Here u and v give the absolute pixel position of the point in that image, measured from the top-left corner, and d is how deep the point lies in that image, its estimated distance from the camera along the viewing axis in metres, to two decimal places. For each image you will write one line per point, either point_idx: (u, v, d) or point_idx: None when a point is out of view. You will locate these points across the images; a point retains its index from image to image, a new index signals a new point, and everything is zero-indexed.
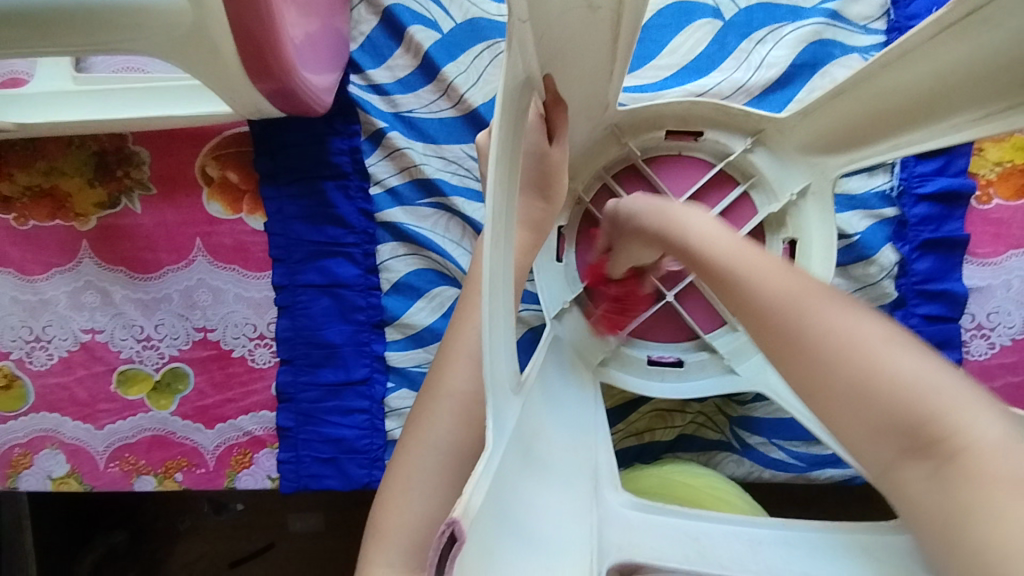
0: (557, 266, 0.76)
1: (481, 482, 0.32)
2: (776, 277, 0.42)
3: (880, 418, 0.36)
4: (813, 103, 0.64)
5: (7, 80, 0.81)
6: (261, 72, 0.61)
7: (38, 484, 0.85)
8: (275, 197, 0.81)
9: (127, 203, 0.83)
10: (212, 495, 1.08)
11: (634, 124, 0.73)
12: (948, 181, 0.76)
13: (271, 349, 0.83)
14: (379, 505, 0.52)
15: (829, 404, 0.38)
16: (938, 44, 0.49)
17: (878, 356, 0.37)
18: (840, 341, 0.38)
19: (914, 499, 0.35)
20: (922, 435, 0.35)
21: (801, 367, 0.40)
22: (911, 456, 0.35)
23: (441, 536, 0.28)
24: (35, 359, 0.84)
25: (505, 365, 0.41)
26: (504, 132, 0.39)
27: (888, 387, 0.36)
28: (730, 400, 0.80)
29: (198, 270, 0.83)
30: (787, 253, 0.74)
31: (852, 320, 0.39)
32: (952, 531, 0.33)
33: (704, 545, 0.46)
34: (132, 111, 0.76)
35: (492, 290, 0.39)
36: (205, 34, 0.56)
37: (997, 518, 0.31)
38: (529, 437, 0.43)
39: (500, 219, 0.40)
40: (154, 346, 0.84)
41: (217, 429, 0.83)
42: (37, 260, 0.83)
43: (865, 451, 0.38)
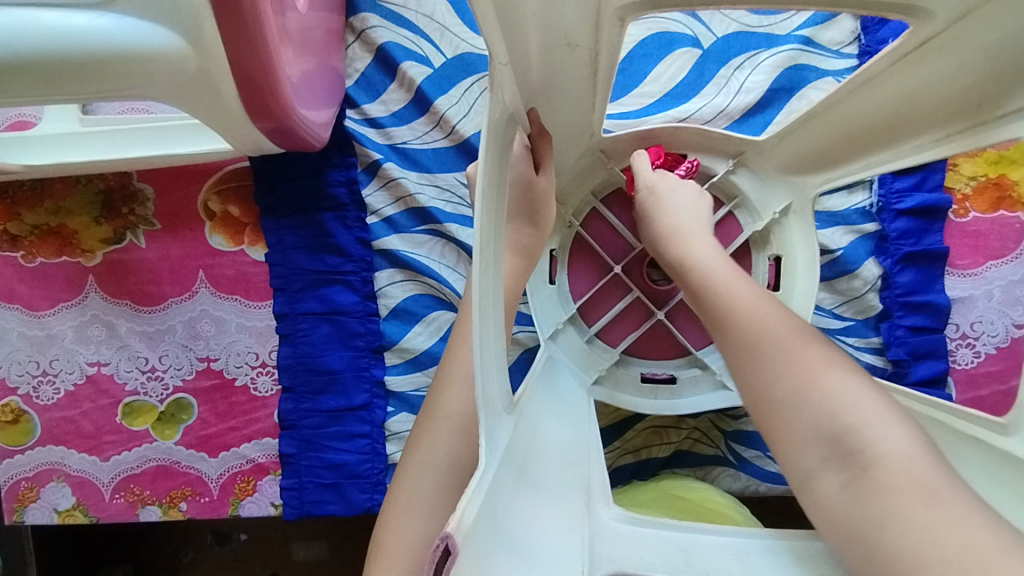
0: (550, 289, 0.78)
1: (473, 500, 0.34)
2: (759, 311, 0.51)
3: (805, 425, 0.44)
4: (790, 127, 0.67)
5: (17, 125, 0.84)
6: (260, 110, 0.64)
7: (45, 517, 0.86)
8: (275, 229, 0.83)
9: (132, 238, 0.85)
10: (216, 526, 1.09)
11: (620, 150, 0.75)
12: (925, 196, 0.79)
13: (273, 377, 0.85)
14: (380, 528, 0.53)
15: (777, 419, 0.46)
16: (900, 68, 0.51)
17: (815, 376, 0.45)
18: (793, 367, 0.46)
19: (829, 508, 0.42)
20: (841, 445, 0.42)
21: (771, 395, 0.46)
22: (834, 465, 0.42)
23: (436, 550, 0.30)
24: (42, 393, 0.86)
25: (497, 386, 0.43)
26: (490, 165, 0.41)
27: (824, 398, 0.44)
28: (723, 415, 0.82)
29: (201, 301, 0.85)
30: (773, 269, 0.76)
31: (797, 342, 0.48)
32: (868, 536, 0.39)
33: (693, 554, 0.47)
34: (135, 150, 0.79)
35: (483, 314, 0.41)
36: (208, 77, 0.59)
37: (904, 524, 0.38)
38: (522, 456, 0.45)
39: (489, 244, 0.42)
40: (158, 377, 0.86)
41: (222, 457, 0.85)
42: (44, 297, 0.85)
43: (793, 462, 0.45)
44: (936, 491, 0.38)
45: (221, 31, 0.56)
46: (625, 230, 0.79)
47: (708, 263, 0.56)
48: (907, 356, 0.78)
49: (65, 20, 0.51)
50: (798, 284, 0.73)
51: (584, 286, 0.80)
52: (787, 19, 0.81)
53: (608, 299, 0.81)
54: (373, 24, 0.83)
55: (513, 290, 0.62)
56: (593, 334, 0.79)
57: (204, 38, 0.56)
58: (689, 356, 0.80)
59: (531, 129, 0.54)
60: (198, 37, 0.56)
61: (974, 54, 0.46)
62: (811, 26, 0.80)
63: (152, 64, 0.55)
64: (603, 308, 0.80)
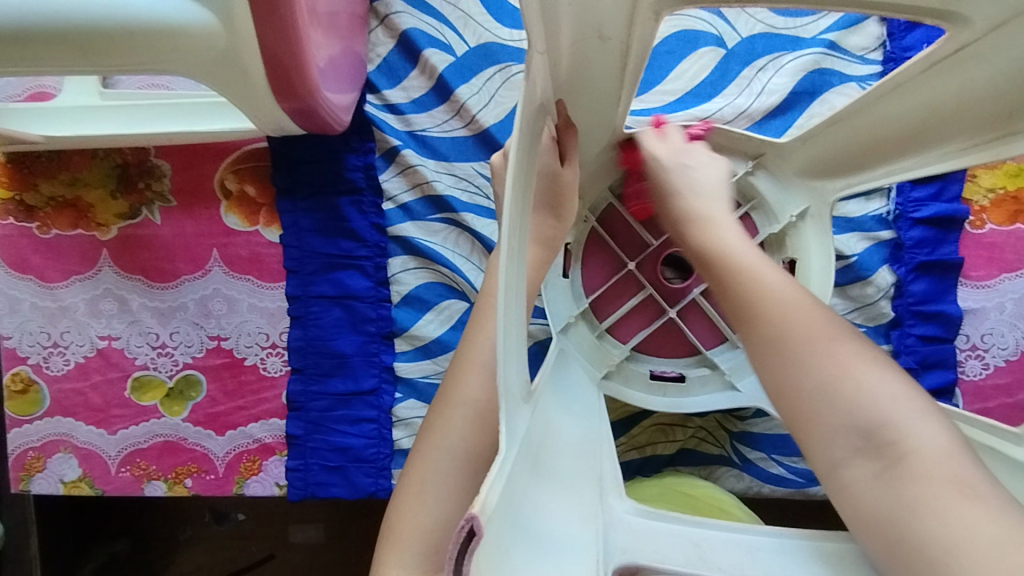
0: (563, 281, 0.79)
1: (495, 484, 0.34)
2: (783, 300, 0.50)
3: (835, 416, 0.45)
4: (814, 129, 0.67)
5: (35, 94, 0.83)
6: (285, 91, 0.63)
7: (51, 488, 0.87)
8: (291, 211, 0.83)
9: (147, 214, 0.85)
10: (215, 505, 1.09)
11: None
12: (943, 206, 0.78)
13: (283, 358, 0.85)
14: (391, 511, 0.53)
15: (806, 410, 0.46)
16: (932, 76, 0.51)
17: (853, 369, 0.46)
18: (826, 361, 0.46)
19: (858, 493, 0.44)
20: (876, 437, 0.44)
21: (805, 389, 0.46)
22: (866, 454, 0.44)
23: (461, 532, 0.30)
24: (52, 364, 0.86)
25: (516, 375, 0.43)
26: (521, 153, 0.41)
27: (860, 398, 0.45)
28: (730, 416, 0.83)
29: (214, 280, 0.85)
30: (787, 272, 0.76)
31: (806, 313, 0.49)
32: (897, 522, 0.42)
33: (705, 549, 0.48)
34: (156, 126, 0.78)
35: (506, 303, 0.41)
36: (235, 56, 0.58)
37: (937, 510, 0.40)
38: (537, 446, 0.45)
39: (515, 234, 0.42)
40: (169, 353, 0.86)
41: (228, 436, 0.85)
42: (58, 269, 0.86)
43: (820, 450, 0.46)
44: (969, 483, 0.41)
45: (252, 8, 0.55)
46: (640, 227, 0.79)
47: (737, 277, 0.51)
48: (917, 365, 0.78)
49: None
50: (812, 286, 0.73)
51: (596, 283, 0.81)
52: (813, 22, 0.81)
53: (620, 294, 0.81)
54: (397, 10, 0.83)
55: (532, 281, 0.62)
56: (604, 329, 0.79)
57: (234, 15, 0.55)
58: (699, 357, 0.80)
59: (558, 121, 0.55)
60: (229, 14, 0.55)
61: (1006, 66, 0.46)
62: (836, 30, 0.80)
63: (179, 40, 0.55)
64: (615, 305, 0.81)
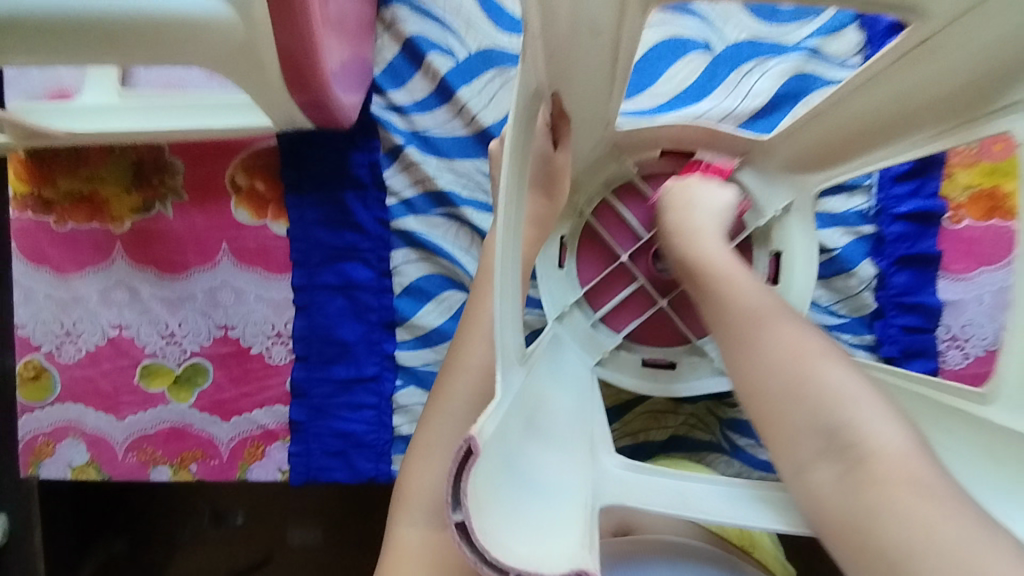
0: (559, 272, 0.82)
1: (494, 416, 0.39)
2: (755, 306, 0.58)
3: (800, 415, 0.51)
4: (792, 126, 0.70)
5: (56, 93, 0.87)
6: (298, 84, 0.66)
7: (59, 472, 0.90)
8: (298, 205, 0.87)
9: (160, 208, 0.89)
10: (214, 506, 1.11)
11: (633, 144, 0.78)
12: (921, 202, 0.81)
13: (288, 347, 0.88)
14: (403, 474, 0.59)
15: (774, 412, 0.52)
16: (899, 68, 0.55)
17: (815, 373, 0.51)
18: (792, 364, 0.52)
19: (823, 498, 0.48)
20: (837, 438, 0.49)
21: (773, 392, 0.52)
22: (828, 457, 0.49)
23: (460, 449, 0.35)
24: (64, 352, 0.89)
25: (514, 339, 0.47)
26: (517, 136, 0.45)
27: (828, 399, 0.50)
28: (720, 403, 0.85)
29: (223, 271, 0.88)
30: (773, 263, 0.79)
31: (779, 321, 0.56)
32: (862, 526, 0.45)
33: (689, 500, 0.53)
34: (173, 122, 0.82)
35: (504, 275, 0.44)
36: (253, 50, 0.62)
37: (899, 510, 0.43)
38: (533, 404, 0.50)
39: (511, 209, 0.45)
40: (177, 342, 0.89)
41: (233, 422, 0.88)
42: (74, 260, 0.89)
43: (789, 453, 0.51)
44: (927, 483, 0.44)
45: (270, 6, 0.58)
46: (633, 221, 0.83)
47: (720, 284, 0.61)
48: (899, 353, 0.82)
49: None
50: (796, 275, 0.77)
51: (590, 274, 0.84)
52: (795, 30, 0.85)
53: (614, 285, 0.84)
54: (403, 16, 0.87)
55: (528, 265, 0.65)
56: (598, 318, 0.82)
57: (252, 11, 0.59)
58: (690, 346, 0.83)
59: (553, 109, 0.60)
60: (249, 10, 0.58)
61: (968, 56, 0.50)
62: (818, 37, 0.85)
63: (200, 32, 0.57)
64: (608, 295, 0.84)
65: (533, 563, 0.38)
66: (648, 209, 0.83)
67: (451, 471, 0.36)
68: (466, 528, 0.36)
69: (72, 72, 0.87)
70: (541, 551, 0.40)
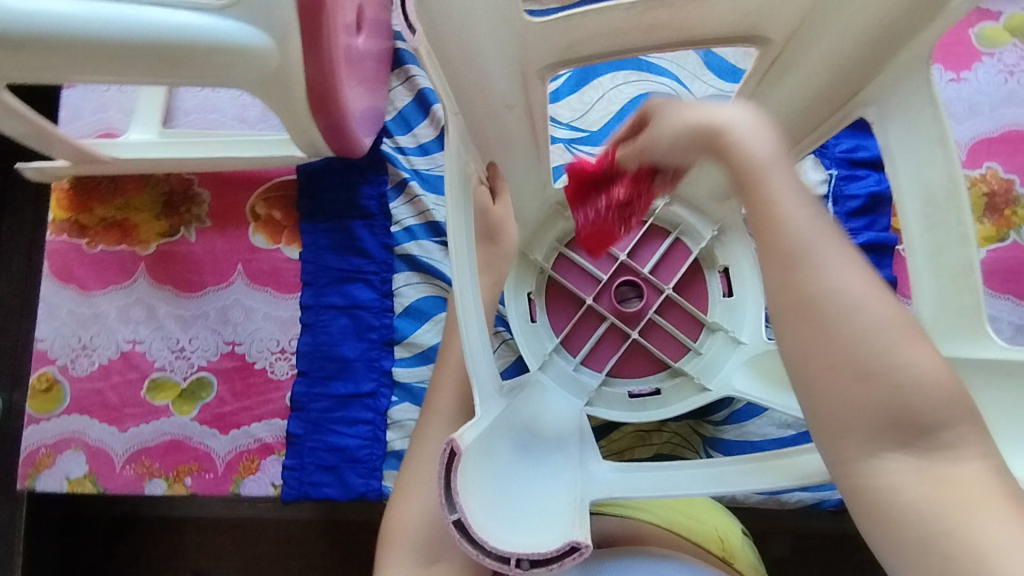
0: (530, 326, 0.88)
1: (471, 430, 0.54)
2: (802, 231, 0.45)
3: (877, 400, 0.43)
4: (700, 158, 0.82)
5: (103, 133, 0.98)
6: (321, 108, 0.78)
7: (55, 485, 0.91)
8: (311, 231, 0.95)
9: (184, 233, 0.97)
10: (197, 568, 1.09)
11: (570, 199, 0.89)
12: (874, 235, 0.88)
13: (291, 362, 0.93)
14: (390, 517, 0.68)
15: (843, 390, 0.43)
16: (769, 83, 0.68)
17: (902, 356, 0.43)
18: (871, 334, 0.43)
19: (898, 496, 0.43)
20: (910, 425, 0.43)
21: (846, 364, 0.43)
22: (902, 447, 0.43)
23: (445, 452, 0.50)
24: (77, 365, 0.94)
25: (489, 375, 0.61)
26: (455, 194, 0.56)
27: (908, 387, 0.43)
28: (702, 420, 0.90)
29: (235, 291, 0.95)
30: (724, 279, 0.88)
31: (849, 271, 0.44)
32: (937, 532, 0.41)
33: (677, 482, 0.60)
34: (204, 154, 0.92)
35: (466, 298, 0.56)
36: (285, 75, 0.71)
37: (987, 529, 0.40)
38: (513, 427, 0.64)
39: (461, 250, 0.57)
40: (186, 357, 0.94)
41: (231, 435, 0.91)
42: (98, 279, 0.96)
43: (854, 440, 0.44)
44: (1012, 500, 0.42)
45: (302, 39, 0.69)
46: (590, 266, 0.89)
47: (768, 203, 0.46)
48: None
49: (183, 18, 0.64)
50: (748, 289, 0.86)
51: (563, 323, 0.89)
52: None
53: (588, 330, 0.89)
54: (414, 73, 1.01)
55: None
56: (578, 362, 0.87)
57: (287, 41, 0.68)
58: (669, 370, 0.87)
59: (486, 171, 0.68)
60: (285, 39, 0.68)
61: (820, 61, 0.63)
62: None
63: (243, 56, 0.67)
64: (585, 338, 0.88)
65: (529, 548, 0.51)
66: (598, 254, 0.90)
67: (442, 475, 0.51)
68: (462, 523, 0.50)
69: (120, 115, 0.99)
70: (539, 539, 0.53)
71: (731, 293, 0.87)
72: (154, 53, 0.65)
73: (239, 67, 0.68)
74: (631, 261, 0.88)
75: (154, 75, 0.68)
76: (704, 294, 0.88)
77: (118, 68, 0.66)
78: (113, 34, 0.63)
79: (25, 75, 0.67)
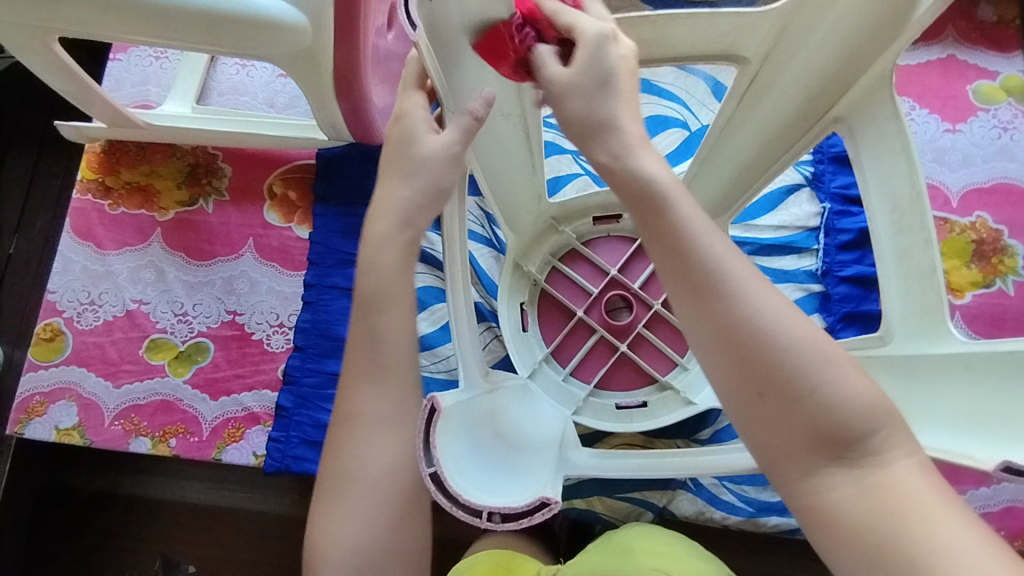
0: (522, 335, 0.89)
1: (449, 397, 0.56)
2: (719, 266, 0.44)
3: (803, 423, 0.42)
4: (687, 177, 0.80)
5: (139, 105, 1.04)
6: (346, 89, 0.82)
7: (44, 433, 0.93)
8: (323, 214, 0.99)
9: (203, 204, 1.02)
10: (167, 552, 1.04)
11: (567, 214, 0.91)
12: (863, 268, 0.91)
13: (287, 336, 0.96)
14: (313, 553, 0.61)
15: (771, 414, 0.43)
16: (746, 106, 0.66)
17: (828, 378, 0.42)
18: (799, 360, 0.42)
19: (841, 511, 0.41)
20: (846, 440, 0.42)
21: (775, 385, 0.43)
22: (840, 461, 0.42)
23: (426, 408, 0.52)
24: (83, 319, 0.97)
25: (475, 362, 0.64)
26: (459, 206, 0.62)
27: (840, 409, 0.42)
28: (688, 439, 0.89)
29: (244, 263, 0.99)
30: None
31: (774, 306, 0.44)
32: (880, 542, 0.40)
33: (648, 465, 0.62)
34: (232, 130, 0.97)
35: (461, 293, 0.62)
36: (315, 53, 0.76)
37: (930, 534, 0.39)
38: (494, 409, 0.65)
39: (455, 246, 0.62)
40: (187, 321, 0.97)
41: (221, 401, 0.93)
42: (115, 239, 1.00)
43: (792, 460, 0.43)
44: (954, 507, 0.40)
45: (337, 23, 0.74)
46: (581, 280, 0.90)
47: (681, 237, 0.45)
48: None
49: None
50: None
51: (553, 333, 0.90)
52: None
53: (578, 341, 0.90)
54: None
55: None
56: (568, 372, 0.88)
57: (322, 23, 0.74)
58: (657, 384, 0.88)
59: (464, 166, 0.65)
60: (319, 20, 0.73)
61: (799, 78, 0.61)
62: None
63: (280, 31, 0.72)
64: (575, 349, 0.90)
65: (501, 503, 0.51)
66: (592, 267, 0.91)
67: (421, 430, 0.51)
68: (437, 477, 0.50)
69: (157, 89, 1.04)
70: (509, 497, 0.53)
71: None
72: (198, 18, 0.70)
73: (274, 40, 0.73)
74: (621, 276, 0.89)
75: (196, 39, 0.73)
76: None
77: (164, 30, 0.72)
78: None
79: (75, 28, 0.73)
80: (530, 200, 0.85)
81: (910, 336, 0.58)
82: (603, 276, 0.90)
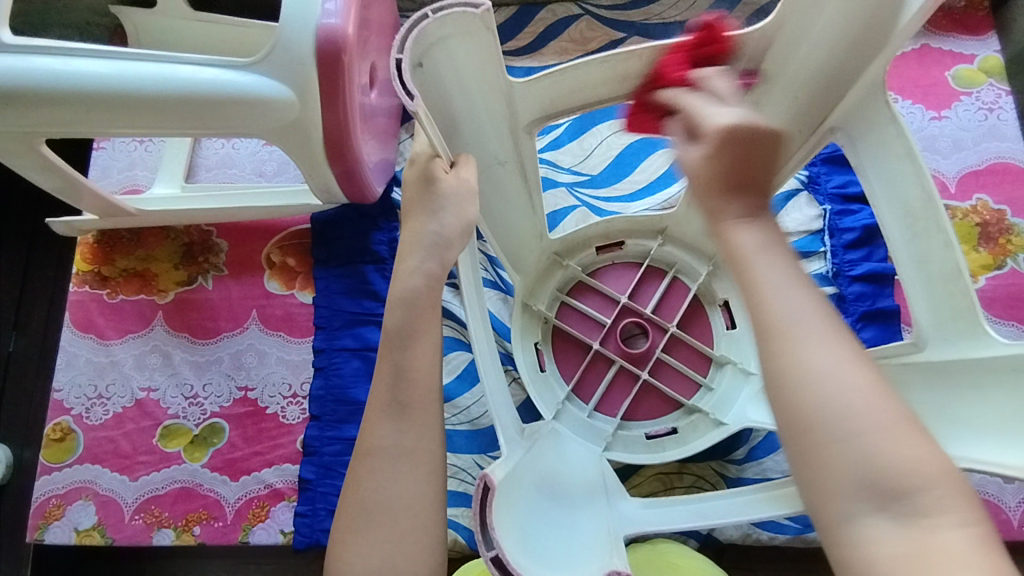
0: (541, 375, 0.87)
1: (498, 469, 0.55)
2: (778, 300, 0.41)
3: (845, 475, 0.37)
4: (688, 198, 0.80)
5: (128, 190, 1.03)
6: (337, 154, 0.82)
7: (64, 537, 0.90)
8: (324, 276, 0.98)
9: (202, 281, 1.01)
10: None
11: (569, 248, 0.90)
12: (873, 265, 0.90)
13: (302, 406, 0.94)
14: None
15: (815, 455, 0.39)
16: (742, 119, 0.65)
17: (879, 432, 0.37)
18: (849, 410, 0.38)
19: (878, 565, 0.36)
20: (896, 502, 0.36)
21: (823, 427, 0.38)
22: (888, 519, 0.37)
23: (479, 486, 0.51)
24: (92, 414, 0.95)
25: (506, 415, 0.63)
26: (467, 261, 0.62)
27: (891, 467, 0.37)
28: (723, 461, 0.88)
29: (249, 336, 0.97)
30: (727, 313, 0.88)
31: (837, 350, 0.39)
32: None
33: (706, 510, 0.60)
34: (222, 204, 0.96)
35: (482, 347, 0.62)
36: (303, 123, 0.76)
37: None
38: (538, 471, 0.65)
39: (472, 301, 0.62)
40: (199, 403, 0.95)
41: (242, 481, 0.91)
42: (117, 328, 0.99)
43: (830, 507, 0.38)
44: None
45: (322, 92, 0.74)
46: (592, 312, 0.89)
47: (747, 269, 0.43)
48: None
49: (211, 74, 0.70)
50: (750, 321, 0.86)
51: (571, 369, 0.89)
52: None
53: (598, 374, 0.88)
54: None
55: None
56: (592, 407, 0.86)
57: (307, 93, 0.74)
58: (684, 408, 0.86)
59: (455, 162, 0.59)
60: (304, 92, 0.73)
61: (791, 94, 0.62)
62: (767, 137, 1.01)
63: (266, 106, 0.72)
64: (596, 383, 0.88)
65: None
66: (602, 298, 0.90)
67: (476, 511, 0.50)
68: (499, 559, 0.49)
69: (144, 172, 1.04)
70: None
71: (734, 326, 0.87)
72: (183, 106, 0.70)
73: (261, 116, 0.73)
74: (632, 303, 0.88)
75: (183, 127, 0.73)
76: (706, 330, 0.89)
77: (151, 121, 0.72)
78: (147, 92, 0.69)
79: (59, 130, 0.72)
80: (533, 239, 0.85)
81: (947, 340, 0.57)
82: (613, 305, 0.89)
